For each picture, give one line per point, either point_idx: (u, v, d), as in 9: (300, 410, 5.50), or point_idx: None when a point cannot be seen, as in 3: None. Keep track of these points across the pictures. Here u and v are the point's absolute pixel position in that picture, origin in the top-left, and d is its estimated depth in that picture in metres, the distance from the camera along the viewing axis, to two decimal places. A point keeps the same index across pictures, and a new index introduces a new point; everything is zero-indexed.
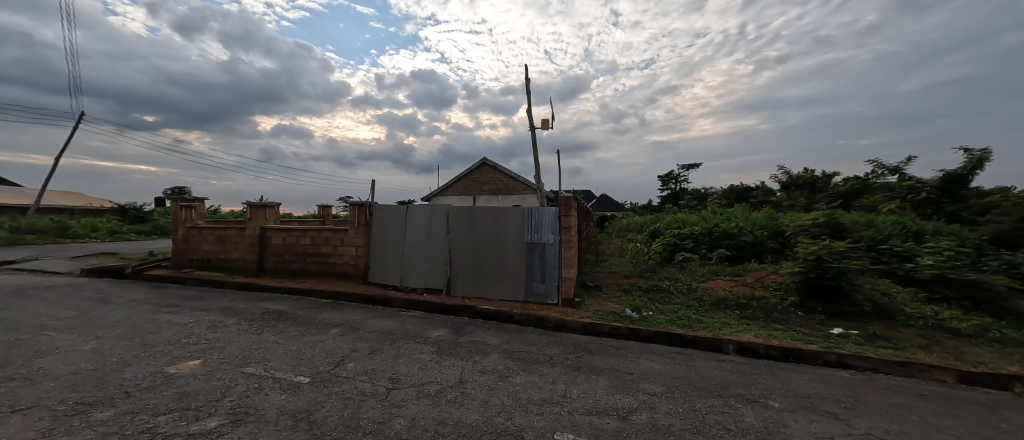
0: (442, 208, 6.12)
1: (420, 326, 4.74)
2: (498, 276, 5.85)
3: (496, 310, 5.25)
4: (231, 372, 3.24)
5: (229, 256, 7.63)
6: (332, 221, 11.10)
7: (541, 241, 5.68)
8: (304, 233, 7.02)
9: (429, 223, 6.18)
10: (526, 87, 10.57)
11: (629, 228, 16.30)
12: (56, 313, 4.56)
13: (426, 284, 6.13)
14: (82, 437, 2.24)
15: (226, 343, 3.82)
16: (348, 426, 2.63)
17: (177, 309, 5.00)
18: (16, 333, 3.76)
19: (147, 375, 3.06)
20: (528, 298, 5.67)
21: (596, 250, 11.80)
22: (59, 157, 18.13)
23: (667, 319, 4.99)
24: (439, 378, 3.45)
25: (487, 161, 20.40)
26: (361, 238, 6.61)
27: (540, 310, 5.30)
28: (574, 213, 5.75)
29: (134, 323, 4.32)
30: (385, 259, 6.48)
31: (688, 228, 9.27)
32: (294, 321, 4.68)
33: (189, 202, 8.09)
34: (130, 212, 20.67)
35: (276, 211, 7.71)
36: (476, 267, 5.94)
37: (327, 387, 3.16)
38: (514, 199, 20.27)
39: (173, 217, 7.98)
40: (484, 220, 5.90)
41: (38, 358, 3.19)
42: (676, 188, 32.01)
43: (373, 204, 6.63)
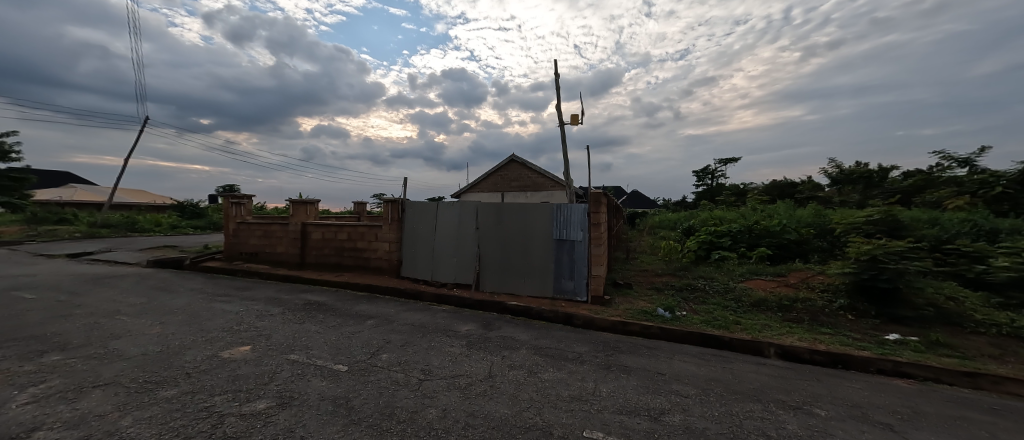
0: (471, 204, 6.20)
1: (450, 319, 4.83)
2: (527, 273, 5.85)
3: (523, 306, 5.27)
4: (278, 358, 3.45)
5: (274, 250, 8.10)
6: (366, 217, 11.52)
7: (569, 238, 5.61)
8: (341, 229, 7.34)
9: (458, 218, 6.29)
10: (557, 81, 9.12)
11: (663, 225, 15.74)
12: (127, 300, 5.03)
13: (455, 279, 6.25)
14: (149, 419, 2.52)
15: (272, 331, 4.06)
16: (383, 414, 2.80)
17: (228, 299, 5.39)
18: (95, 317, 4.17)
19: (205, 357, 3.33)
20: (556, 294, 5.64)
21: (627, 249, 11.53)
22: (129, 158, 19.89)
23: (702, 320, 4.80)
24: (470, 371, 3.52)
25: (515, 157, 20.16)
26: (394, 233, 6.82)
27: (568, 307, 5.25)
28: (604, 209, 5.56)
29: (192, 309, 4.69)
30: (416, 253, 6.67)
31: (726, 226, 8.88)
32: (333, 313, 4.90)
33: (239, 199, 8.64)
34: (188, 208, 22.45)
35: (316, 207, 8.11)
36: (504, 263, 5.97)
37: (363, 376, 3.33)
38: (542, 195, 20.17)
39: (225, 213, 8.56)
40: (512, 216, 5.91)
41: (114, 340, 3.53)
42: (713, 184, 30.72)
43: (405, 201, 6.81)
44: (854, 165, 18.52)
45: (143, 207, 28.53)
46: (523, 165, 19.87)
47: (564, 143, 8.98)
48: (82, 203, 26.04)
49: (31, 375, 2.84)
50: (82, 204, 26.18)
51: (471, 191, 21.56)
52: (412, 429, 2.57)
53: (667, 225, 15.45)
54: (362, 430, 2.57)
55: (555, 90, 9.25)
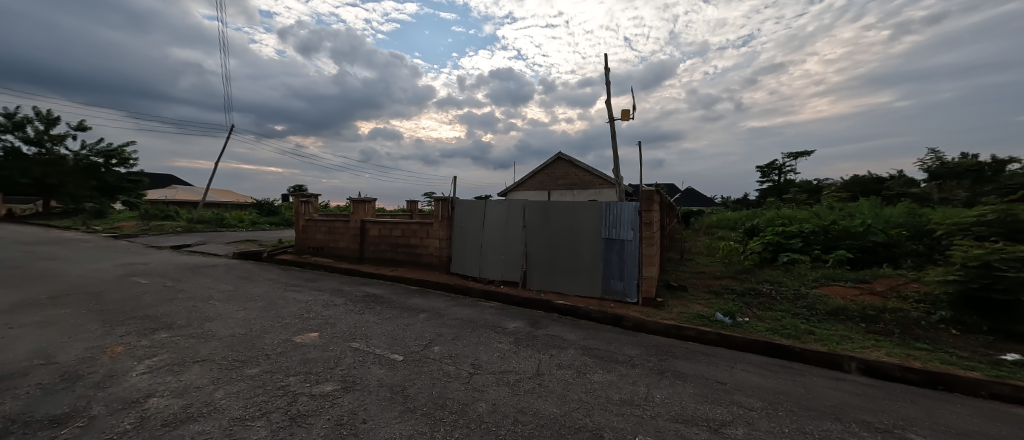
0: (518, 202, 6.25)
1: (498, 316, 4.91)
2: (574, 272, 5.77)
3: (571, 305, 5.22)
4: (342, 345, 3.72)
5: (337, 245, 8.76)
6: (418, 215, 12.06)
7: (618, 237, 5.45)
8: (395, 226, 7.76)
9: (506, 217, 6.37)
10: (606, 75, 8.88)
11: (722, 225, 14.73)
12: (218, 286, 5.73)
13: (502, 276, 6.35)
14: (236, 398, 2.84)
15: (337, 320, 4.39)
16: (436, 404, 2.92)
17: (299, 288, 5.93)
18: (194, 301, 4.80)
19: (280, 341, 3.68)
20: (605, 294, 5.51)
21: (681, 249, 10.98)
22: (220, 162, 22.68)
23: (768, 328, 4.43)
24: (518, 367, 3.56)
25: (562, 154, 19.94)
26: (444, 231, 7.07)
27: (616, 308, 5.10)
28: (657, 207, 5.31)
29: (270, 297, 5.21)
30: (465, 250, 6.86)
31: (797, 226, 8.14)
32: (389, 305, 5.19)
33: (308, 198, 9.45)
34: (266, 206, 25.06)
35: (374, 205, 8.63)
36: (551, 261, 5.95)
37: (417, 366, 3.49)
38: (589, 193, 19.76)
39: (296, 210, 9.42)
40: (559, 214, 5.86)
41: (209, 322, 4.03)
42: (779, 180, 28.17)
43: (454, 199, 7.03)
44: (961, 156, 15.93)
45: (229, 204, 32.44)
46: (571, 162, 19.61)
47: (614, 140, 8.72)
48: (182, 201, 30.20)
49: (146, 349, 3.33)
50: (183, 202, 30.34)
51: (518, 189, 21.77)
52: (464, 421, 2.65)
53: (726, 225, 14.44)
54: (417, 418, 2.71)
55: (605, 85, 9.03)
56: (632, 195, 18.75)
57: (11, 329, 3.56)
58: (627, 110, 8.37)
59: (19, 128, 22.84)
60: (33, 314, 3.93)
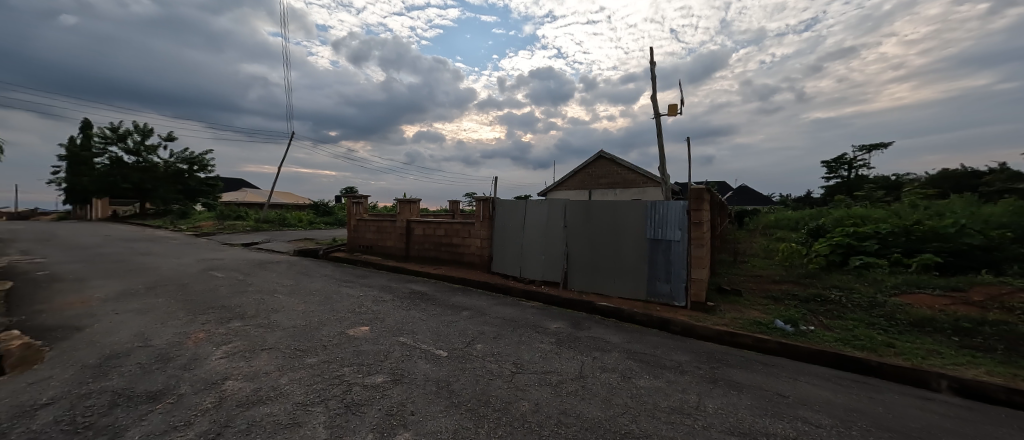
0: (558, 202, 6.22)
1: (539, 316, 4.90)
2: (617, 273, 5.63)
3: (614, 307, 5.10)
4: (391, 339, 3.90)
5: (384, 244, 9.22)
6: (460, 215, 12.37)
7: (665, 238, 5.24)
8: (439, 225, 8.03)
9: (546, 217, 6.36)
10: (651, 70, 8.59)
11: (781, 225, 13.64)
12: (281, 281, 6.26)
13: (543, 277, 6.34)
14: (297, 387, 3.06)
15: (386, 315, 4.61)
16: (480, 401, 2.98)
17: (351, 284, 6.31)
18: (263, 293, 5.27)
19: (336, 333, 3.93)
20: (650, 297, 5.32)
21: (733, 251, 10.34)
22: (283, 167, 24.77)
23: (837, 338, 4.04)
24: (560, 368, 3.53)
25: (603, 153, 19.54)
26: (485, 230, 7.21)
27: (663, 311, 4.90)
28: (707, 206, 5.03)
29: (327, 292, 5.60)
30: (505, 250, 6.94)
31: (871, 226, 7.39)
32: (433, 302, 5.37)
33: (359, 199, 10.05)
34: (322, 206, 27.00)
35: (418, 206, 8.97)
36: (593, 262, 5.85)
37: (461, 363, 3.58)
38: (632, 192, 19.12)
39: (349, 211, 10.05)
40: (601, 214, 5.75)
41: (275, 313, 4.40)
42: (850, 176, 25.60)
43: (495, 199, 7.13)
44: None
45: (288, 205, 35.31)
46: (612, 161, 19.17)
47: (660, 137, 8.40)
48: (249, 203, 33.35)
49: (222, 336, 3.70)
50: (251, 204, 33.53)
51: (559, 189, 21.69)
52: (507, 419, 2.67)
53: (785, 225, 13.36)
54: (461, 413, 2.78)
55: (650, 81, 8.73)
56: (678, 194, 17.92)
57: (118, 314, 4.11)
58: (674, 105, 8.03)
59: (123, 141, 26.41)
60: (135, 302, 4.52)
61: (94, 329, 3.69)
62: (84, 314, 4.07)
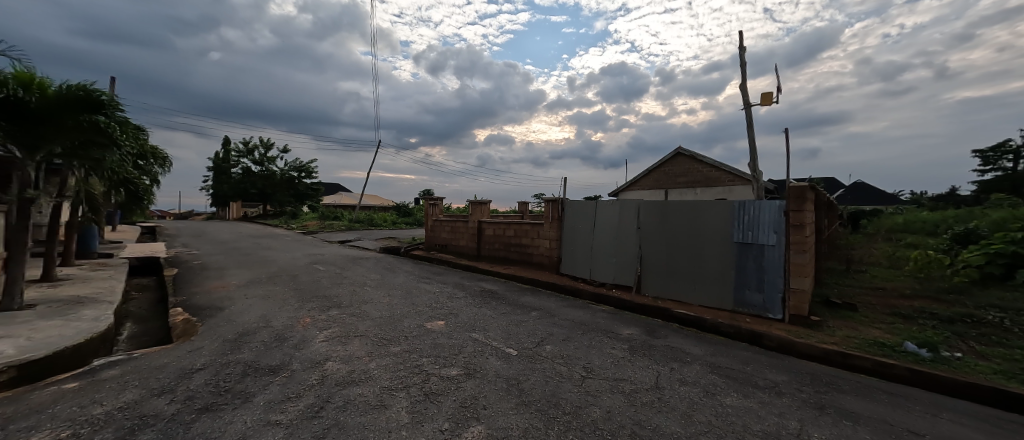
0: (632, 202, 5.99)
1: (610, 320, 4.75)
2: (698, 279, 5.22)
3: (693, 315, 4.74)
4: (464, 335, 4.08)
5: (458, 243, 9.87)
6: (529, 216, 12.55)
7: (757, 242, 4.71)
8: (509, 226, 8.41)
9: (619, 217, 6.18)
10: (739, 57, 7.84)
11: (915, 229, 11.29)
12: (370, 275, 6.97)
13: (615, 280, 6.16)
14: (382, 373, 3.35)
15: (459, 311, 4.85)
16: (551, 402, 2.96)
17: (428, 280, 6.79)
18: (357, 286, 5.93)
19: (416, 326, 4.24)
20: (738, 307, 4.83)
21: (845, 258, 8.85)
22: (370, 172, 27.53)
23: (996, 370, 3.23)
24: (634, 377, 3.36)
25: (682, 149, 17.70)
26: (554, 231, 7.33)
27: (754, 324, 4.41)
28: (811, 207, 4.38)
29: (408, 287, 6.08)
30: (575, 251, 6.92)
31: None
32: (503, 301, 5.52)
33: (434, 200, 10.79)
34: (402, 208, 29.47)
35: (489, 207, 9.36)
36: (670, 266, 5.51)
37: (531, 362, 3.60)
38: (716, 190, 17.04)
39: (426, 212, 10.87)
40: (680, 215, 5.40)
41: (365, 304, 4.90)
42: (1017, 167, 20.29)
43: (565, 200, 7.20)
44: None
45: (373, 207, 39.24)
46: (693, 156, 17.24)
47: (750, 131, 7.55)
48: (340, 205, 37.78)
49: (324, 322, 4.22)
50: (342, 206, 38.03)
51: (632, 188, 20.39)
52: (579, 424, 2.61)
53: (920, 230, 11.04)
54: (532, 412, 2.79)
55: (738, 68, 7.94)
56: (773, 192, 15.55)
57: (248, 298, 4.95)
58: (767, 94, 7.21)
59: (250, 154, 31.76)
60: (259, 289, 5.41)
61: (232, 309, 4.48)
62: (227, 297, 4.97)
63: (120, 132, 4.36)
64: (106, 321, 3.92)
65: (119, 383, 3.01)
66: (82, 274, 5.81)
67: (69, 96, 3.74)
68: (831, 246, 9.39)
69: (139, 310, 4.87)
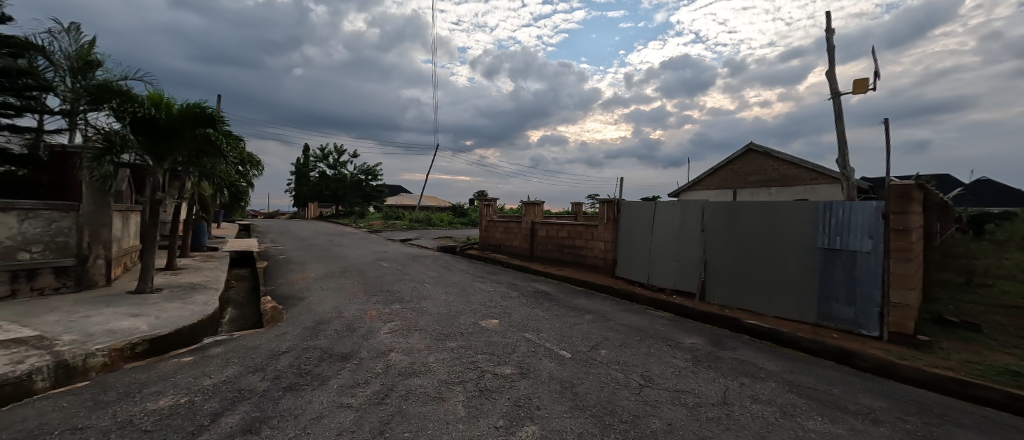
0: (694, 204, 5.75)
1: (671, 328, 4.51)
2: (773, 287, 4.82)
3: (766, 326, 4.36)
4: (517, 334, 4.13)
5: (511, 243, 10.18)
6: (582, 217, 12.41)
7: (847, 248, 4.20)
8: (562, 227, 8.49)
9: (680, 219, 5.97)
10: (829, 41, 7.00)
11: None
12: (428, 272, 7.35)
13: (675, 286, 5.94)
14: (441, 367, 3.49)
15: (512, 311, 4.92)
16: (607, 409, 2.87)
17: (482, 279, 6.99)
18: (418, 282, 6.28)
19: (471, 323, 4.38)
20: (822, 320, 4.34)
21: (963, 269, 7.44)
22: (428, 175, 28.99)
23: None
24: (698, 390, 3.15)
25: (752, 145, 15.42)
26: (610, 233, 7.28)
27: (843, 340, 3.92)
28: (921, 209, 3.77)
29: (464, 285, 6.30)
30: (632, 254, 6.82)
31: None
32: (556, 302, 5.50)
33: (488, 201, 11.23)
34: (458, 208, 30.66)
35: (542, 207, 9.61)
36: (739, 273, 5.17)
37: (586, 367, 3.53)
38: (793, 190, 14.11)
39: (480, 212, 11.38)
40: (751, 217, 5.05)
41: (424, 299, 5.17)
42: None
43: (621, 201, 7.20)
44: None
45: (431, 207, 41.43)
46: (766, 152, 14.84)
47: (840, 124, 6.69)
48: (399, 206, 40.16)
49: (388, 315, 4.51)
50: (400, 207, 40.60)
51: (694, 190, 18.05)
52: (638, 434, 2.50)
53: None
54: (587, 417, 2.73)
55: (826, 55, 7.11)
56: (869, 192, 13.73)
57: (323, 290, 5.46)
58: (862, 81, 6.37)
59: (326, 160, 35.26)
60: (333, 282, 5.95)
61: (310, 300, 4.97)
62: (306, 288, 5.53)
63: (227, 144, 5.02)
64: (213, 305, 4.57)
65: (223, 359, 3.48)
66: (195, 264, 6.84)
67: (188, 112, 4.39)
68: (943, 255, 7.99)
69: (237, 297, 5.60)
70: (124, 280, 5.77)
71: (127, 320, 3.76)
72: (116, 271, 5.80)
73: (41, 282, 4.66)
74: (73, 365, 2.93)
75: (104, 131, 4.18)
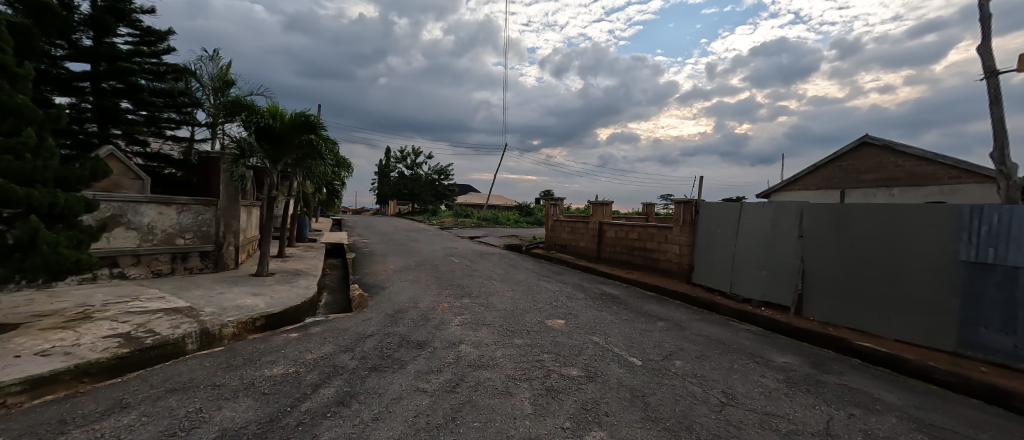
0: (791, 205, 5.29)
1: (760, 344, 4.11)
2: (894, 305, 4.15)
3: (882, 350, 3.79)
4: (584, 336, 4.08)
5: (577, 243, 10.33)
6: (654, 218, 11.92)
7: (1003, 262, 3.38)
8: (632, 229, 8.41)
9: (772, 224, 5.52)
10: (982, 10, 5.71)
11: None
12: (495, 269, 7.60)
13: (764, 297, 5.54)
14: (508, 362, 3.58)
15: (579, 312, 4.86)
16: (682, 424, 2.69)
17: (548, 279, 7.03)
18: (488, 278, 6.53)
19: (537, 322, 4.42)
20: (963, 348, 3.58)
21: None
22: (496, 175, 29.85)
23: None
24: (793, 415, 2.80)
25: (868, 135, 11.98)
26: (687, 236, 7.03)
27: (993, 376, 3.19)
28: None
29: (531, 283, 6.40)
30: (713, 260, 6.50)
31: None
32: (624, 306, 5.32)
33: (555, 201, 11.54)
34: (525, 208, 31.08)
35: (611, 207, 9.58)
36: (848, 285, 4.59)
37: (658, 377, 3.35)
38: (922, 191, 10.43)
39: (547, 212, 11.75)
40: (863, 223, 4.47)
41: (491, 296, 5.34)
42: None
43: (699, 202, 6.91)
44: None
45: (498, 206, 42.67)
46: (884, 142, 11.41)
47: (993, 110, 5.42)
48: (466, 204, 42.12)
49: (458, 309, 4.75)
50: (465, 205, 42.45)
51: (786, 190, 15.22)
52: None
53: None
54: (660, 430, 2.57)
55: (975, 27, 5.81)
56: None
57: (401, 281, 5.94)
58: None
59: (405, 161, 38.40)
60: (409, 274, 6.44)
61: (390, 290, 5.43)
62: (387, 278, 6.07)
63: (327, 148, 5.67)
64: (312, 289, 5.23)
65: (321, 338, 3.96)
66: (299, 253, 7.92)
67: (297, 120, 5.10)
68: None
69: (330, 284, 6.35)
70: (248, 264, 6.86)
71: (250, 299, 4.48)
72: (242, 256, 6.95)
73: (191, 263, 5.78)
74: (213, 332, 3.56)
75: (237, 139, 5.04)
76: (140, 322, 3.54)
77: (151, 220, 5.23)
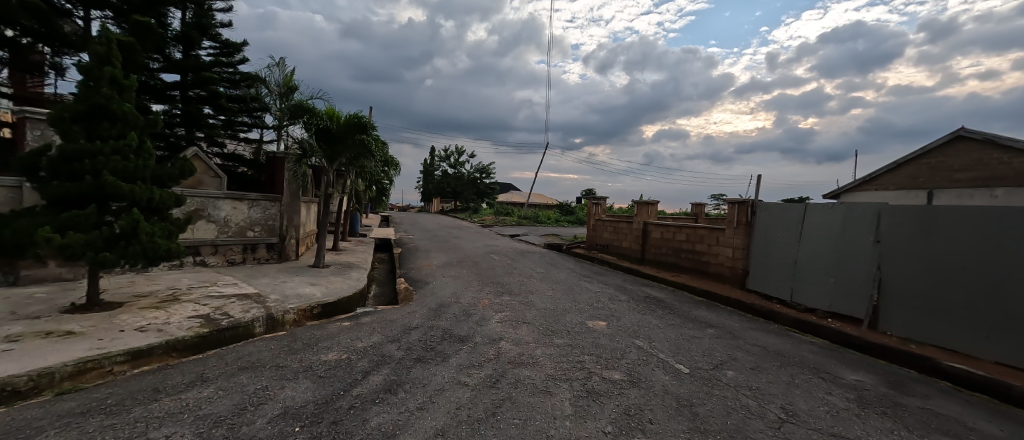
0: (865, 207, 4.82)
1: (826, 359, 3.77)
2: (992, 322, 3.63)
3: (976, 373, 3.34)
4: (627, 340, 3.98)
5: (620, 244, 10.10)
6: (703, 219, 11.33)
7: None
8: (679, 230, 8.08)
9: (842, 227, 5.07)
10: None
11: None
12: (535, 268, 7.61)
13: (831, 307, 5.10)
14: (548, 362, 3.57)
15: (622, 315, 4.75)
16: (735, 437, 2.55)
17: (588, 279, 6.94)
18: (529, 277, 6.56)
19: (578, 322, 4.38)
20: None
21: None
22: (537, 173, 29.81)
23: None
24: (863, 437, 2.54)
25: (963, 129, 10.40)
26: (740, 239, 6.63)
27: None
28: None
29: (572, 283, 6.34)
30: (771, 265, 6.08)
31: None
32: (669, 310, 5.13)
33: (598, 200, 11.36)
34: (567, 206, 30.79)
35: (656, 207, 9.24)
36: (934, 298, 4.09)
37: (707, 386, 3.19)
38: None
39: (590, 211, 11.62)
40: (954, 228, 3.98)
41: (532, 294, 5.36)
42: None
43: (756, 203, 6.49)
44: None
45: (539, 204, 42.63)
46: (984, 136, 9.85)
47: None
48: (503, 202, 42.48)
49: (499, 306, 4.82)
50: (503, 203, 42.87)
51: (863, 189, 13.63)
52: None
53: None
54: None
55: None
56: None
57: (444, 277, 6.13)
58: None
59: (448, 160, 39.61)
60: (451, 270, 6.62)
61: (433, 285, 5.62)
62: (431, 274, 6.30)
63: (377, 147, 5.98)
64: (362, 282, 5.54)
65: (370, 328, 4.19)
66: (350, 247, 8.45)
67: (351, 121, 5.45)
68: None
69: (378, 277, 6.70)
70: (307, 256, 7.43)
71: (308, 288, 4.85)
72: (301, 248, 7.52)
73: (259, 253, 6.34)
74: (277, 317, 3.89)
75: (298, 140, 5.45)
76: (217, 305, 3.95)
77: (227, 214, 5.81)
